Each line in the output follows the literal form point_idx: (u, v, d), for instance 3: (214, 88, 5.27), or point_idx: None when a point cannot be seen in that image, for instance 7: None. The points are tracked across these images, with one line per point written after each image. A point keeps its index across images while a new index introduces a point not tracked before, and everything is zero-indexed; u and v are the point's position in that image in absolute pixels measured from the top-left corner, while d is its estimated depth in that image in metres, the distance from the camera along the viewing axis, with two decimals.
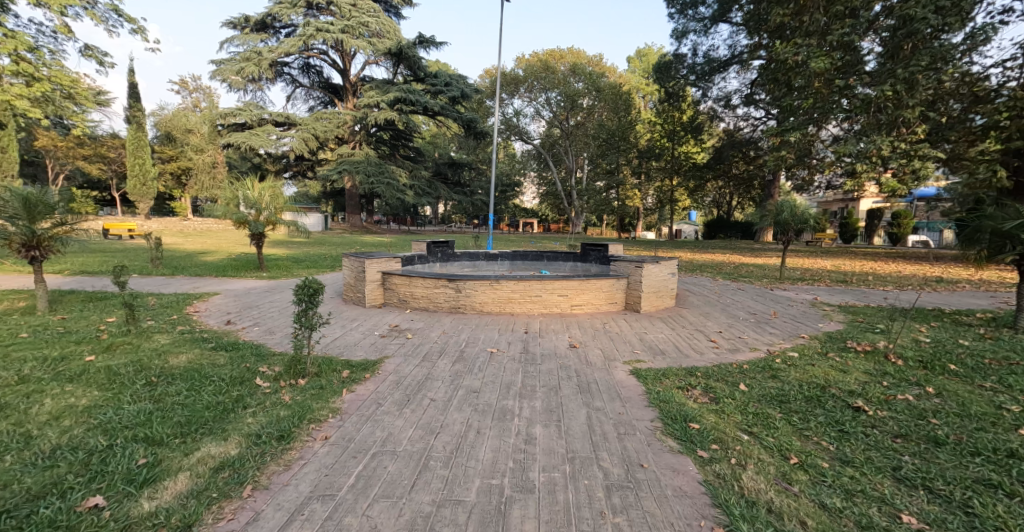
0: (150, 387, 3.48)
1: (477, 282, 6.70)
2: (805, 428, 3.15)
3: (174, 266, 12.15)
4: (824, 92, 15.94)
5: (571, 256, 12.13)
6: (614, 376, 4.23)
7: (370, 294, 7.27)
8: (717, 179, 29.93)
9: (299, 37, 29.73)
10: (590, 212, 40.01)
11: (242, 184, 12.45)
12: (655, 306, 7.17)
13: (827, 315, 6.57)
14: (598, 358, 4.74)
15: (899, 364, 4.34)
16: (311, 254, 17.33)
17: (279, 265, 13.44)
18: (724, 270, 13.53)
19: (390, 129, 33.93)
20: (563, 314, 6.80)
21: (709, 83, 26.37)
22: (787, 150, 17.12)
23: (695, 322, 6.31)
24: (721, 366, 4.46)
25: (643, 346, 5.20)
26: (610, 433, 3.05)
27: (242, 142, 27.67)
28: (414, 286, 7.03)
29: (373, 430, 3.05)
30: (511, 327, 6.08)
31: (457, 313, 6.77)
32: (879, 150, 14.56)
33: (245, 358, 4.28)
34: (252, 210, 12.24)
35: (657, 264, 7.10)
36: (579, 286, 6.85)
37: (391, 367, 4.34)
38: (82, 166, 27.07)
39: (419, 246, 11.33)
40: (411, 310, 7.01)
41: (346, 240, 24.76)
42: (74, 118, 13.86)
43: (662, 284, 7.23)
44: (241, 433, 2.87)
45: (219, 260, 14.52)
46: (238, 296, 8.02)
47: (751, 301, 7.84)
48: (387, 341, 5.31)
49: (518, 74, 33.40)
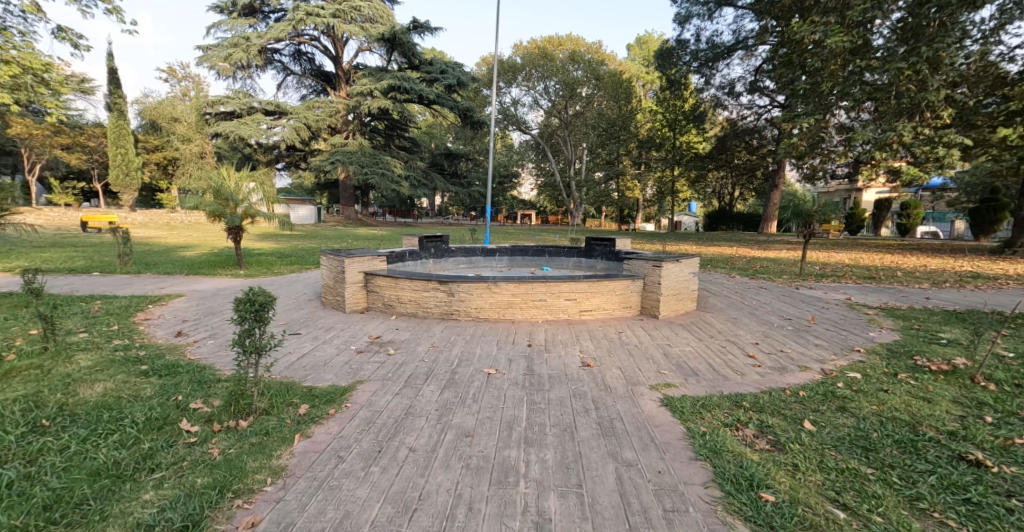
0: (30, 437, 2.60)
1: (471, 285, 5.84)
2: (917, 497, 2.31)
3: (146, 263, 11.21)
4: (840, 74, 15.12)
5: (574, 251, 11.31)
6: (641, 410, 3.38)
7: (349, 299, 6.40)
8: (718, 169, 29.13)
9: (289, 22, 28.52)
10: (590, 204, 39.03)
11: (216, 174, 11.38)
12: (674, 311, 6.32)
13: (873, 321, 5.74)
14: (620, 382, 3.89)
15: (993, 390, 3.51)
16: (298, 249, 16.46)
17: (260, 261, 12.56)
18: (736, 265, 12.74)
19: (384, 118, 32.87)
20: (570, 321, 5.95)
21: (712, 70, 25.43)
22: (800, 138, 16.22)
23: (724, 332, 5.46)
24: (772, 392, 3.62)
25: (672, 364, 4.34)
26: (653, 510, 2.22)
27: (231, 131, 26.67)
28: (400, 289, 6.17)
29: (324, 508, 2.20)
30: (513, 338, 5.22)
31: (449, 321, 5.92)
32: (900, 137, 13.73)
33: (181, 387, 3.41)
34: (227, 203, 11.18)
35: (677, 263, 6.25)
36: (589, 288, 5.99)
37: (363, 398, 3.46)
38: (61, 156, 26.00)
39: (411, 241, 10.50)
40: (397, 317, 6.15)
41: (338, 234, 23.88)
42: (48, 105, 12.51)
43: (682, 285, 6.38)
44: (124, 525, 2.00)
45: (198, 255, 13.60)
46: (203, 299, 7.11)
47: (780, 303, 7.01)
48: (364, 358, 4.43)
49: (516, 62, 32.20)
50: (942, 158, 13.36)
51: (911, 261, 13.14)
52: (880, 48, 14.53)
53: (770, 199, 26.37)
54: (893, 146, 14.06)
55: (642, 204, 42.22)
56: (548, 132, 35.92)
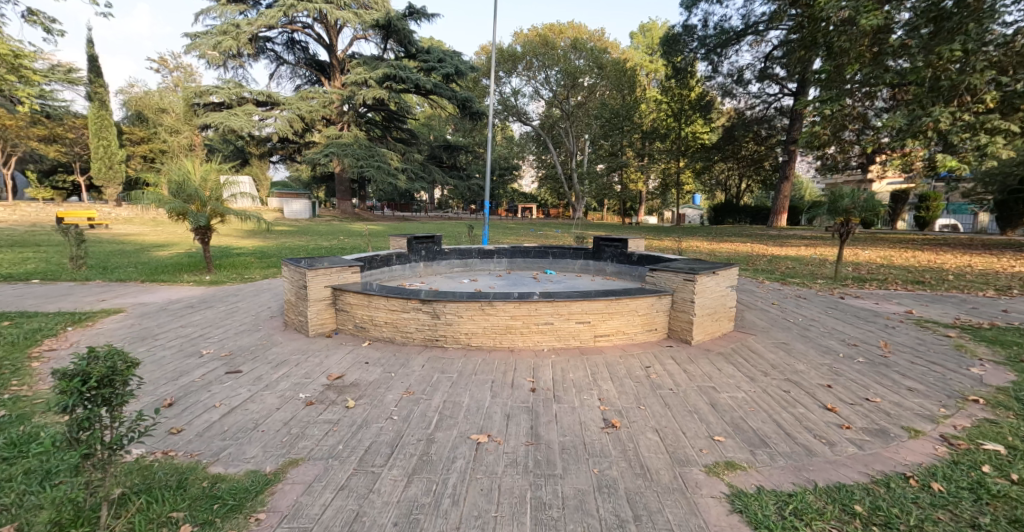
0: None
1: (460, 305, 4.74)
2: None
3: (104, 266, 10.04)
4: (868, 55, 13.85)
5: (581, 252, 10.20)
6: (705, 520, 2.26)
7: (313, 320, 5.25)
8: (725, 161, 27.76)
9: (278, 7, 26.89)
10: (591, 196, 37.62)
11: (179, 166, 10.11)
12: (710, 334, 5.19)
13: (964, 348, 4.60)
14: (661, 460, 2.77)
15: None
16: (283, 247, 15.36)
17: (236, 263, 11.41)
18: (758, 266, 11.62)
19: (381, 109, 31.61)
20: (583, 350, 4.83)
21: (719, 57, 24.09)
22: (824, 127, 14.84)
23: (778, 363, 4.33)
24: (889, 482, 2.47)
25: (726, 424, 3.20)
26: None
27: (220, 123, 25.31)
28: (375, 309, 5.06)
29: None
30: (511, 379, 4.09)
31: (434, 351, 4.79)
32: (936, 124, 12.08)
33: (5, 488, 2.23)
34: (190, 200, 9.93)
35: (714, 275, 5.12)
36: (606, 307, 4.86)
37: (289, 501, 2.34)
38: (39, 148, 24.79)
39: (399, 242, 9.44)
40: (371, 344, 5.03)
41: (332, 229, 22.80)
42: (20, 95, 10.82)
43: (719, 302, 5.23)
44: None
45: (170, 256, 12.48)
46: (143, 315, 5.93)
47: (832, 320, 5.88)
48: (314, 415, 3.29)
49: (515, 50, 30.69)
50: (984, 145, 11.53)
51: (950, 261, 11.95)
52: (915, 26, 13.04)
53: (780, 191, 24.76)
54: (928, 134, 12.47)
55: (645, 196, 40.94)
56: (549, 123, 34.45)
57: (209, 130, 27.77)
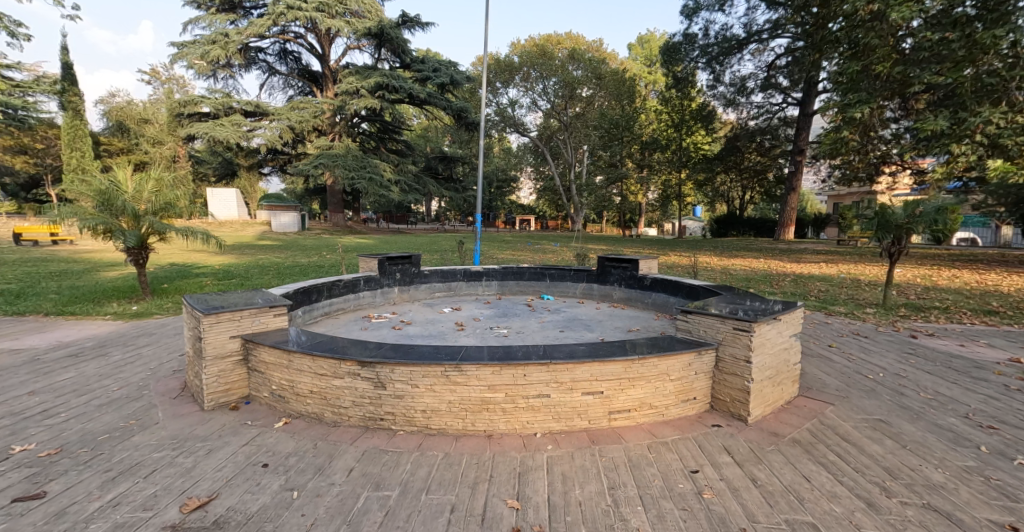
0: None
1: (414, 371, 3.25)
2: None
3: (17, 294, 8.43)
4: (897, 52, 12.45)
5: (583, 274, 8.70)
6: None
7: (210, 387, 3.68)
8: (728, 173, 26.59)
9: (268, 16, 25.66)
10: (591, 209, 36.12)
11: (108, 175, 8.59)
12: (772, 406, 3.68)
13: None
14: None
15: None
16: (254, 265, 13.83)
17: (184, 287, 9.80)
18: (785, 288, 10.16)
19: (376, 120, 30.39)
20: (593, 436, 3.31)
21: (722, 66, 22.80)
22: (851, 133, 13.34)
23: (902, 466, 2.83)
24: None
25: None
26: None
27: (204, 133, 23.66)
28: (296, 373, 3.55)
29: None
30: (483, 502, 2.59)
31: (377, 439, 3.26)
32: (991, 125, 10.77)
33: None
34: (119, 215, 8.42)
35: (776, 322, 3.64)
36: (626, 372, 3.38)
37: None
38: (6, 159, 23.38)
39: (368, 264, 7.97)
40: (290, 423, 3.51)
41: (317, 243, 21.31)
42: None
43: (781, 360, 3.74)
44: None
45: (113, 278, 10.89)
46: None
47: (928, 377, 4.34)
48: None
49: (512, 60, 28.84)
50: None
51: (999, 281, 10.55)
52: (938, 18, 11.54)
53: (786, 203, 23.13)
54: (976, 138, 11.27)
55: (645, 207, 39.53)
56: (547, 135, 33.33)
57: (193, 140, 26.44)
